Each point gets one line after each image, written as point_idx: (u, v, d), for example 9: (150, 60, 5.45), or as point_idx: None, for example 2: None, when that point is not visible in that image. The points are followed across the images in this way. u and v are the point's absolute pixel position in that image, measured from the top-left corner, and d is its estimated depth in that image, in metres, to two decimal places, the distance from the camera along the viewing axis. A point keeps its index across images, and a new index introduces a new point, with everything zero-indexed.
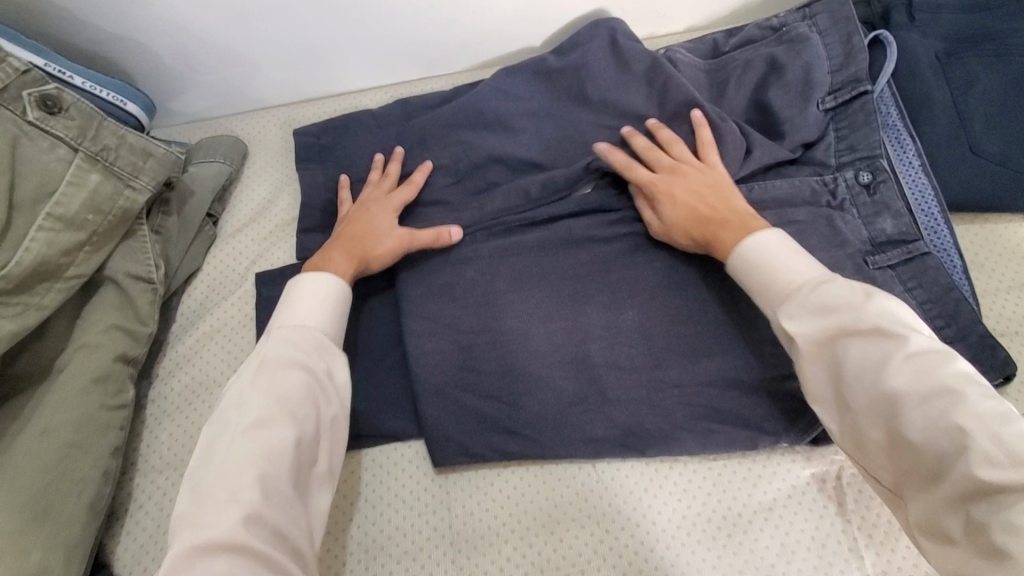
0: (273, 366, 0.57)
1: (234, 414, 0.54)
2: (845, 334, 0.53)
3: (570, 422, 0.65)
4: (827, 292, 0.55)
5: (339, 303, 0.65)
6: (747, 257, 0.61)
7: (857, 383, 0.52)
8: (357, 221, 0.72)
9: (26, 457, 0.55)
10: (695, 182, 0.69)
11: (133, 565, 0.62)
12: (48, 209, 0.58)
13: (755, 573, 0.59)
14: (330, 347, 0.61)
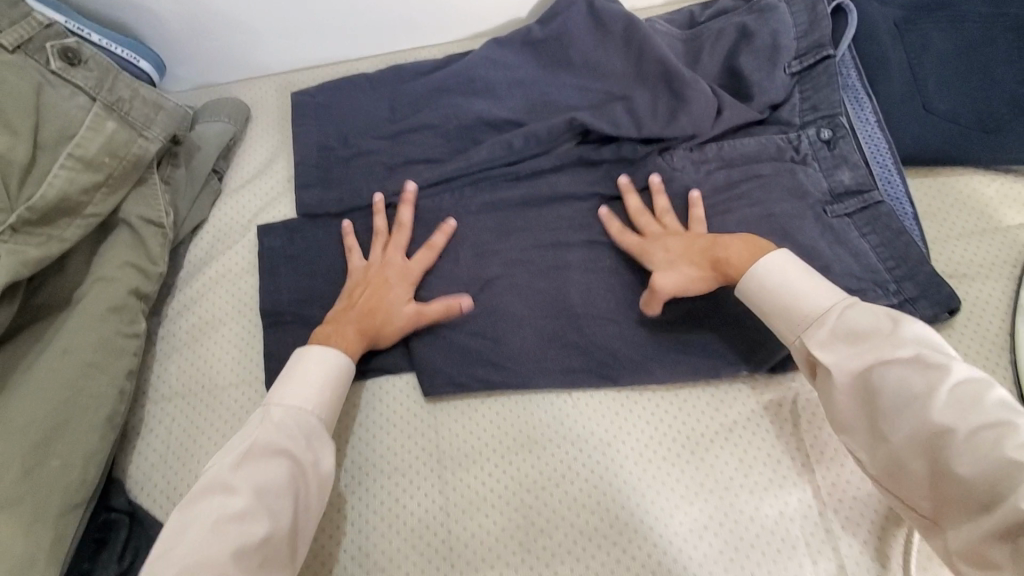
0: (257, 454, 0.56)
1: (215, 496, 0.53)
2: (882, 361, 0.53)
3: (548, 356, 0.71)
4: (856, 321, 0.56)
5: (340, 378, 0.64)
6: (763, 282, 0.62)
7: (894, 410, 0.52)
8: (370, 286, 0.71)
9: (48, 374, 0.60)
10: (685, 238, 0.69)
11: (145, 481, 0.68)
12: (70, 149, 0.63)
13: (715, 485, 0.64)
14: (320, 434, 0.61)
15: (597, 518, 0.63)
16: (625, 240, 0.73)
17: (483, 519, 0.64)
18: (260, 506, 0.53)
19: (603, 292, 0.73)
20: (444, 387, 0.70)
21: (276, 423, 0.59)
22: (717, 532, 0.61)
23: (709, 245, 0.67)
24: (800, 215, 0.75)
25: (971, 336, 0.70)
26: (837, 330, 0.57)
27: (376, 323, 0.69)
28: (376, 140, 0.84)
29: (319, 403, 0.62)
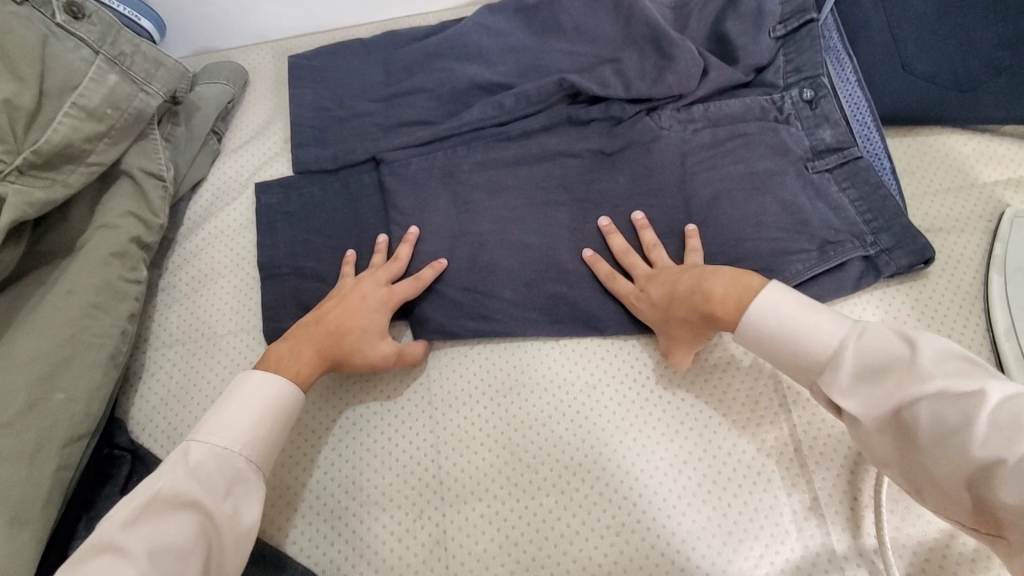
0: (159, 508, 0.52)
1: (108, 557, 0.48)
2: (907, 398, 0.48)
3: (534, 306, 0.72)
4: (868, 351, 0.51)
5: (279, 413, 0.61)
6: (766, 325, 0.57)
7: (930, 447, 0.47)
8: (341, 306, 0.68)
9: (53, 313, 0.63)
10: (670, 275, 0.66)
11: (147, 422, 0.70)
12: (73, 99, 0.65)
13: (695, 424, 0.66)
14: (246, 477, 0.57)
15: (581, 455, 0.65)
16: (613, 286, 0.70)
17: (471, 455, 0.66)
18: (156, 569, 0.48)
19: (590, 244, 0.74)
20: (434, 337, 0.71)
21: (190, 469, 0.54)
22: (696, 466, 0.64)
23: (692, 292, 0.62)
24: (783, 171, 0.76)
25: (945, 285, 0.72)
26: (849, 369, 0.52)
27: (336, 348, 0.66)
28: (370, 102, 0.86)
29: (246, 443, 0.58)
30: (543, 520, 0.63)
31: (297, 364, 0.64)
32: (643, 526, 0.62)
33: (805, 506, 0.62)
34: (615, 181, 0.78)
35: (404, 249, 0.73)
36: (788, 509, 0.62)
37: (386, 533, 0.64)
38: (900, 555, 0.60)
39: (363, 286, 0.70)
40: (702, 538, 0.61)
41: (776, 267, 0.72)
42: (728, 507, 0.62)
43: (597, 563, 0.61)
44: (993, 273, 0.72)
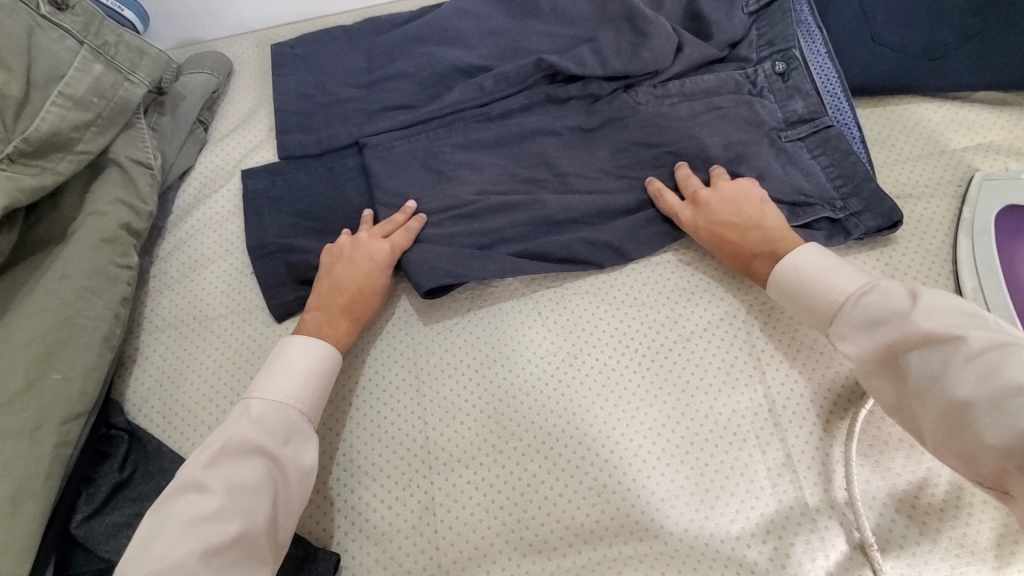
0: (232, 454, 0.57)
1: (190, 497, 0.54)
2: (899, 345, 0.55)
3: (522, 269, 0.72)
4: (871, 305, 0.58)
5: (326, 369, 0.65)
6: (789, 280, 0.64)
7: (921, 392, 0.53)
8: (350, 269, 0.71)
9: (47, 296, 0.65)
10: (721, 209, 0.70)
11: (144, 404, 0.72)
12: (60, 88, 0.67)
13: (674, 388, 0.68)
14: (304, 425, 0.62)
15: (563, 422, 0.67)
16: (664, 202, 0.73)
17: (457, 424, 0.68)
18: (233, 503, 0.54)
19: (581, 199, 0.75)
20: (444, 281, 0.70)
21: (256, 420, 0.60)
22: (674, 429, 0.66)
23: (735, 251, 0.69)
24: (756, 139, 0.77)
25: (914, 248, 0.74)
26: (854, 321, 0.59)
27: (362, 310, 0.70)
28: (353, 88, 0.88)
29: (297, 396, 0.63)
30: (526, 485, 0.65)
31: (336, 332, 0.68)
32: (623, 487, 0.64)
33: (778, 463, 0.64)
34: (593, 157, 0.79)
35: (398, 215, 0.75)
36: (762, 466, 0.64)
37: (376, 501, 0.66)
38: (870, 506, 0.62)
39: (363, 244, 0.72)
40: (680, 496, 0.63)
41: None
42: (704, 466, 0.64)
43: (579, 523, 0.63)
44: (961, 236, 0.73)
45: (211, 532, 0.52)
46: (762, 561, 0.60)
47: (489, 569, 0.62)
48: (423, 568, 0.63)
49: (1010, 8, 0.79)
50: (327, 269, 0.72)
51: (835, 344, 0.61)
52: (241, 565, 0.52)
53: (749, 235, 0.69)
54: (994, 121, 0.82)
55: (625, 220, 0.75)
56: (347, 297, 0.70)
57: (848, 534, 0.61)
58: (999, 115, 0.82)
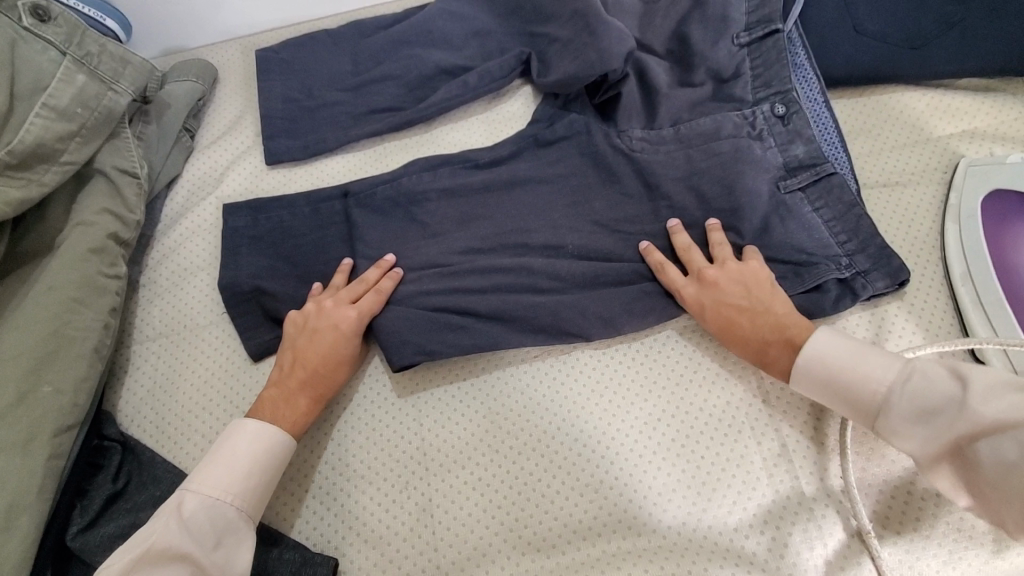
0: (152, 561, 0.55)
1: None
2: (967, 435, 0.51)
3: (517, 317, 0.69)
4: (920, 392, 0.54)
5: (272, 459, 0.62)
6: (818, 371, 0.60)
7: (1007, 487, 0.49)
8: (316, 340, 0.68)
9: (35, 309, 0.64)
10: (723, 285, 0.66)
11: (135, 415, 0.71)
12: (44, 100, 0.67)
13: (667, 382, 0.68)
14: (238, 522, 0.59)
15: (558, 419, 0.67)
16: (666, 278, 0.69)
17: (453, 425, 0.68)
18: None
19: (568, 265, 0.71)
20: (414, 358, 0.67)
21: (182, 521, 0.57)
22: (669, 423, 0.66)
23: (746, 335, 0.64)
24: (756, 193, 0.72)
25: (902, 235, 0.75)
26: (904, 412, 0.55)
27: (321, 387, 0.66)
28: (340, 91, 0.88)
29: (232, 491, 0.60)
30: (524, 483, 0.65)
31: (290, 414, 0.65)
32: (620, 482, 0.64)
33: (774, 453, 0.64)
34: (581, 153, 0.79)
35: (375, 271, 0.72)
36: (759, 457, 0.64)
37: (373, 504, 0.66)
38: (866, 493, 0.62)
39: (330, 312, 0.69)
40: (677, 490, 0.63)
41: (742, 218, 0.71)
42: (701, 459, 0.64)
43: (577, 520, 0.63)
44: (949, 222, 0.74)
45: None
46: (761, 552, 0.61)
47: (488, 569, 0.62)
48: (422, 570, 0.63)
49: None
50: (291, 339, 0.69)
51: (890, 438, 0.56)
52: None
53: (756, 321, 0.64)
54: (979, 108, 0.82)
55: (616, 290, 0.70)
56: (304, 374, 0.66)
57: (845, 522, 0.61)
58: (983, 101, 0.82)
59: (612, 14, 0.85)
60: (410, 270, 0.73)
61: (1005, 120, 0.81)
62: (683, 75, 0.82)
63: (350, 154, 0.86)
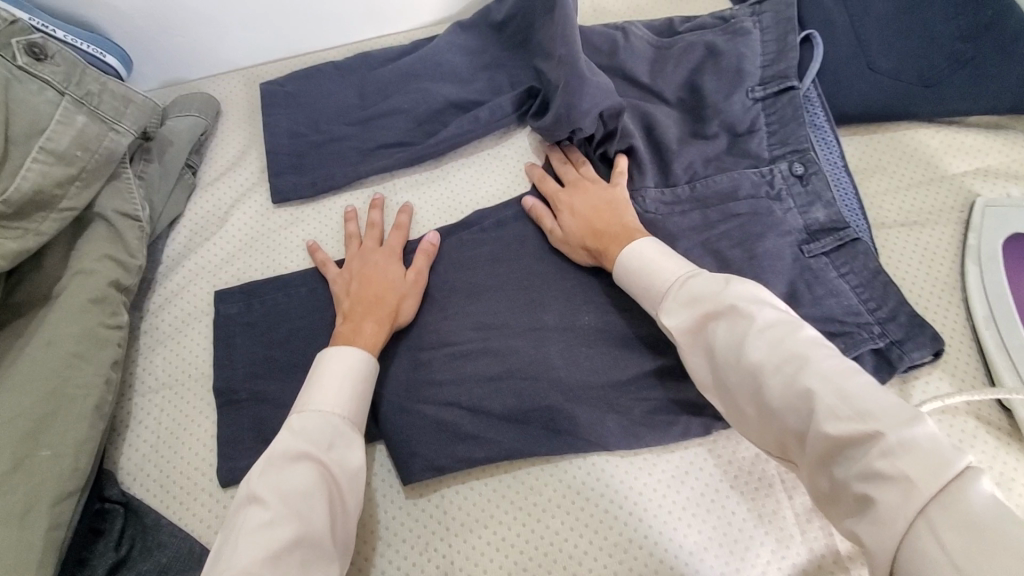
0: (279, 464, 0.55)
1: (245, 510, 0.53)
2: (712, 319, 0.59)
3: (523, 428, 0.66)
4: (696, 287, 0.61)
5: (363, 375, 0.64)
6: (626, 264, 0.67)
7: (729, 363, 0.57)
8: (367, 278, 0.71)
9: (33, 365, 0.61)
10: (596, 198, 0.75)
11: (139, 473, 0.68)
12: (41, 143, 0.64)
13: (699, 446, 0.66)
14: (346, 435, 0.59)
15: (584, 475, 0.65)
16: (543, 185, 0.79)
17: (473, 483, 0.66)
18: (289, 510, 0.53)
19: (590, 352, 0.68)
20: (425, 476, 0.64)
21: (297, 429, 0.58)
22: (699, 477, 0.64)
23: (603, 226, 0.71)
24: (779, 257, 0.72)
25: (925, 276, 0.74)
26: (677, 298, 0.62)
27: (383, 310, 0.69)
28: (347, 125, 0.86)
29: (341, 404, 0.61)
30: (550, 544, 0.62)
31: (354, 325, 0.67)
32: (648, 541, 0.62)
33: (807, 508, 0.62)
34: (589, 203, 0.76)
35: (375, 212, 0.79)
36: (791, 513, 0.62)
37: (392, 568, 0.63)
38: None
39: (369, 253, 0.75)
40: (709, 549, 0.61)
41: (763, 265, 0.71)
42: (732, 516, 0.62)
43: None
44: (969, 262, 0.74)
45: (269, 541, 0.50)
46: None
47: None
48: None
49: (999, 33, 0.80)
50: (343, 288, 0.72)
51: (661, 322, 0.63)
52: (305, 572, 0.51)
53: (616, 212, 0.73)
54: (992, 146, 0.82)
55: (642, 379, 0.67)
56: (356, 304, 0.69)
57: None
58: (993, 139, 0.83)
59: (622, 59, 0.88)
60: (422, 349, 0.71)
61: (1018, 159, 0.81)
62: (695, 126, 0.83)
63: (357, 193, 0.84)
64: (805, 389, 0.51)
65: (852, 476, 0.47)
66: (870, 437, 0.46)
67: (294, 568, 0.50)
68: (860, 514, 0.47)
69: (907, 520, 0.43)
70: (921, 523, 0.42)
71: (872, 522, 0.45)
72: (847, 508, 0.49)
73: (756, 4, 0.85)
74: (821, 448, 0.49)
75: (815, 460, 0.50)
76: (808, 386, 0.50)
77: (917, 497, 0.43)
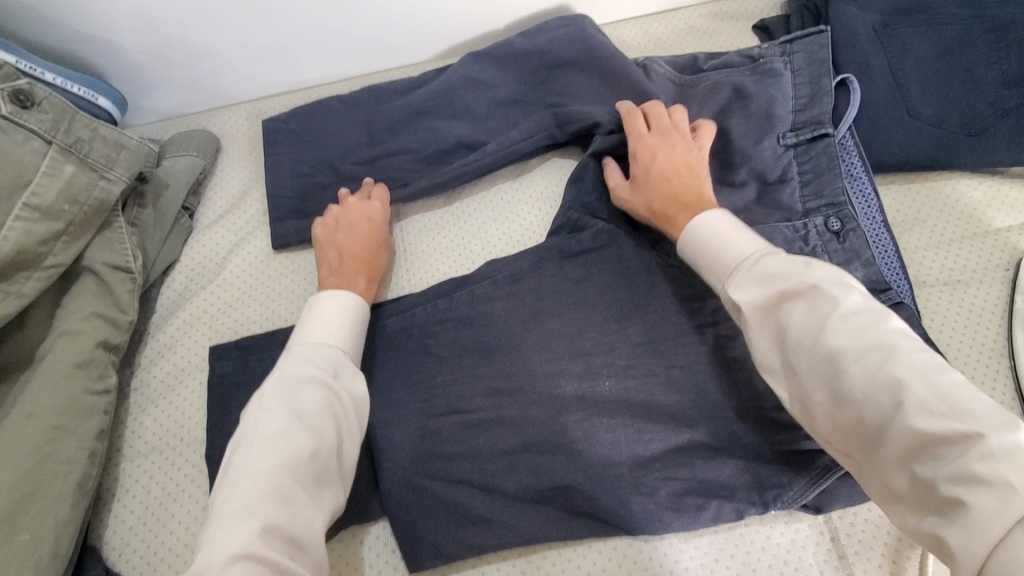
0: (291, 385, 0.56)
1: (255, 423, 0.54)
2: (788, 298, 0.52)
3: (539, 510, 0.62)
4: (770, 264, 0.55)
5: (356, 316, 0.65)
6: (694, 232, 0.62)
7: (802, 346, 0.51)
8: (353, 237, 0.73)
9: (12, 439, 0.57)
10: (676, 158, 0.69)
11: (124, 549, 0.63)
12: (25, 199, 0.59)
13: (728, 532, 0.62)
14: (345, 366, 0.60)
15: (604, 561, 0.61)
16: (630, 125, 0.74)
17: (486, 570, 0.62)
18: (300, 424, 0.54)
19: (612, 425, 0.64)
20: (434, 563, 0.61)
21: (305, 357, 0.59)
22: (727, 567, 0.60)
23: (671, 191, 0.67)
24: None
25: (971, 342, 0.70)
26: (748, 274, 0.56)
27: (373, 268, 0.72)
28: (351, 164, 0.80)
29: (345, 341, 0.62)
30: None
31: (346, 276, 0.69)
32: None
33: None
34: (611, 260, 0.71)
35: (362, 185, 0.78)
36: None
37: None
38: None
39: (354, 207, 0.75)
40: None
41: None
42: None
43: None
44: (1017, 328, 0.69)
45: (287, 452, 0.52)
46: None
47: None
48: None
49: None
50: (326, 239, 0.74)
51: (727, 296, 0.57)
52: (316, 486, 0.53)
53: (692, 183, 0.67)
54: None
55: (668, 456, 0.62)
56: (345, 256, 0.71)
57: None
58: None
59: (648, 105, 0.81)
60: (431, 417, 0.66)
61: None
62: (722, 172, 0.77)
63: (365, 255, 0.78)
64: (894, 379, 0.44)
65: (941, 477, 0.41)
66: (969, 437, 0.40)
67: (308, 480, 0.52)
68: (944, 523, 0.41)
69: (1004, 530, 0.37)
70: (1020, 531, 0.37)
71: (962, 530, 0.39)
72: (926, 511, 0.43)
73: (787, 42, 0.78)
74: (905, 442, 0.43)
75: (893, 456, 0.45)
76: (897, 375, 0.44)
77: (1019, 506, 0.37)
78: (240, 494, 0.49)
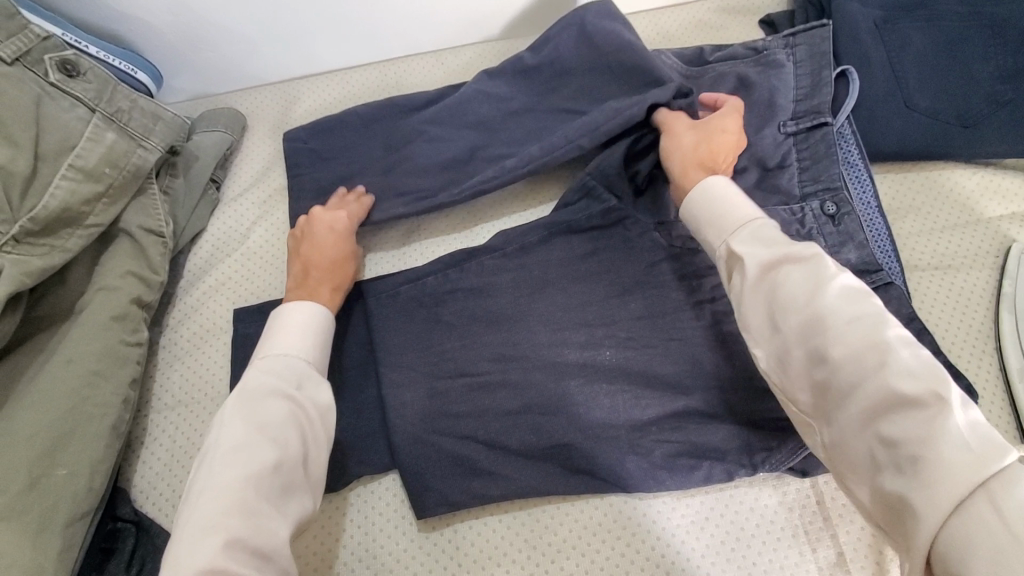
0: (255, 397, 0.57)
1: (217, 435, 0.55)
2: (786, 264, 0.56)
3: (540, 467, 0.66)
4: (767, 235, 0.60)
5: (321, 327, 0.67)
6: (704, 195, 0.66)
7: (792, 306, 0.54)
8: (318, 247, 0.74)
9: (52, 382, 0.61)
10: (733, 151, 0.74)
11: (152, 491, 0.68)
12: (71, 160, 0.64)
13: (719, 492, 0.65)
14: (307, 374, 0.62)
15: (601, 515, 0.65)
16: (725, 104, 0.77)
17: (489, 522, 0.66)
18: (262, 436, 0.55)
19: (610, 390, 0.67)
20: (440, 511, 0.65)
21: (265, 370, 0.60)
22: (717, 524, 0.64)
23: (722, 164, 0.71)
24: None
25: (958, 323, 0.72)
26: (749, 240, 0.60)
27: (339, 279, 0.73)
28: (370, 143, 0.84)
29: (310, 351, 0.64)
30: None
31: (310, 287, 0.70)
32: None
33: (829, 562, 0.62)
34: (614, 237, 0.75)
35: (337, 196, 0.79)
36: (813, 566, 0.62)
37: None
38: None
39: (321, 218, 0.76)
40: None
41: None
42: (751, 565, 0.62)
43: None
44: (1004, 311, 0.72)
45: (251, 465, 0.53)
46: None
47: None
48: None
49: None
50: (292, 249, 0.75)
51: (727, 257, 0.61)
52: (282, 496, 0.54)
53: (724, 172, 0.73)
54: None
55: (663, 420, 0.66)
56: (309, 267, 0.72)
57: None
58: None
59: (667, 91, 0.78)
60: (440, 378, 0.70)
61: None
62: None
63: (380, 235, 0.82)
64: (881, 342, 0.47)
65: (907, 434, 0.44)
66: (940, 401, 0.43)
67: (273, 491, 0.54)
68: (906, 480, 0.43)
69: (967, 488, 0.40)
70: (980, 495, 0.40)
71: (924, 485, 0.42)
72: (885, 470, 0.45)
73: (790, 35, 0.81)
74: (878, 400, 0.46)
75: (863, 413, 0.47)
76: (883, 339, 0.47)
77: (980, 466, 0.40)
78: (205, 509, 0.50)
